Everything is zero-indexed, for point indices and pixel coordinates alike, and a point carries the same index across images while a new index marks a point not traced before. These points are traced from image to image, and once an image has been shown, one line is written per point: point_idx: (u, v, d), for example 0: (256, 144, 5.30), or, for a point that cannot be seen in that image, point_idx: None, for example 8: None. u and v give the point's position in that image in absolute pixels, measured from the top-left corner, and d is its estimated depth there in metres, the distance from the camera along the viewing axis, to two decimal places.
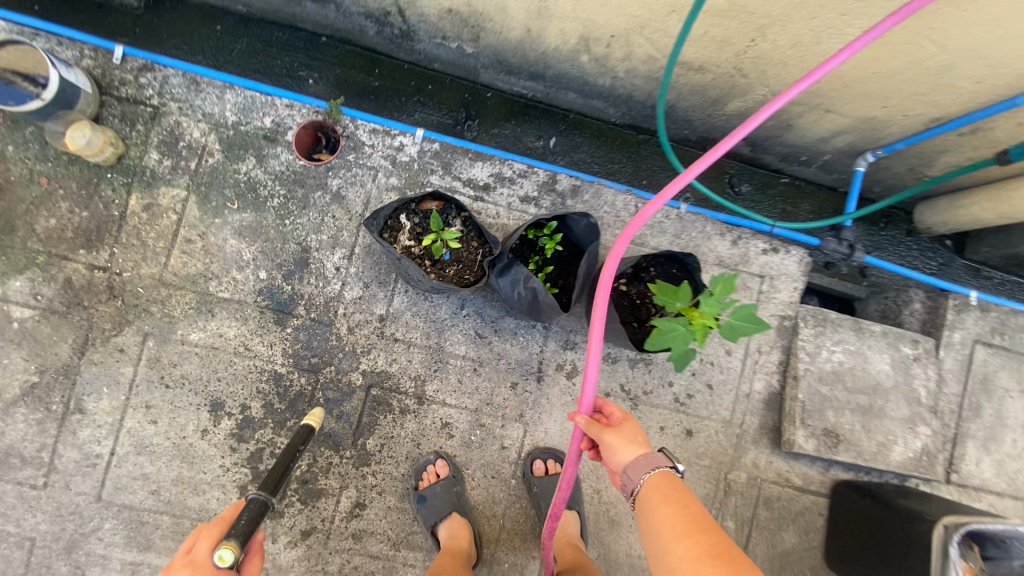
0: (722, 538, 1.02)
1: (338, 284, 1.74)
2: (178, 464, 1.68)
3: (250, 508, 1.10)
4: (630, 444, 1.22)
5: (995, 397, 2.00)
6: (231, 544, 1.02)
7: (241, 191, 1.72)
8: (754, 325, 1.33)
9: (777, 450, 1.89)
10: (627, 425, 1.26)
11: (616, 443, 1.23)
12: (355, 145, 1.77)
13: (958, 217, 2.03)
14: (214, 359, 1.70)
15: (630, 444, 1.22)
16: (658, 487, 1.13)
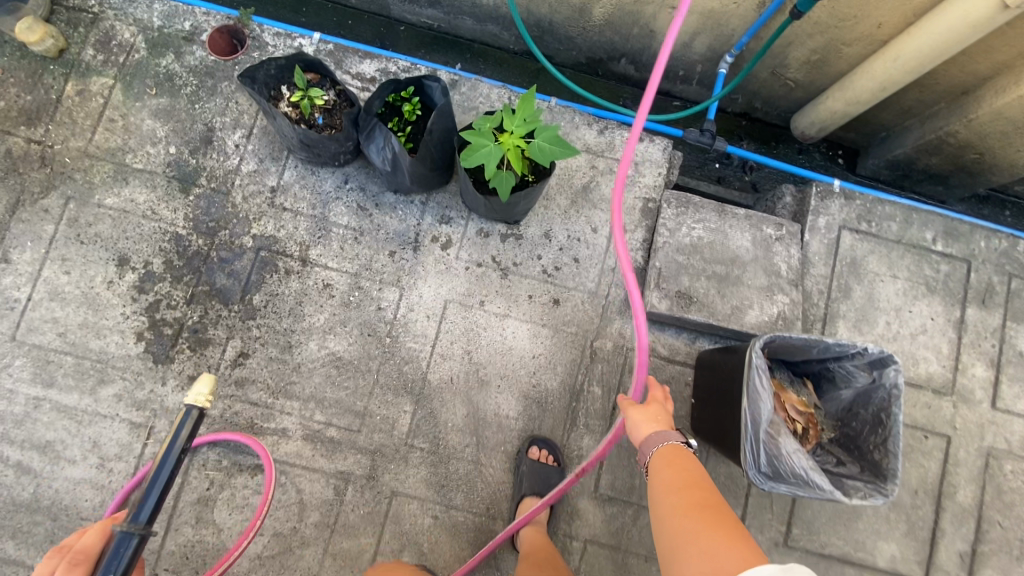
0: (715, 496, 1.20)
1: (238, 160, 1.98)
2: (85, 310, 1.89)
3: (121, 557, 1.01)
4: (651, 420, 1.44)
5: (865, 281, 2.07)
6: None
7: (160, 81, 2.01)
8: (560, 145, 1.52)
9: (642, 321, 1.99)
10: (653, 405, 1.48)
11: (639, 416, 1.47)
12: (260, 45, 2.06)
13: (821, 113, 2.16)
14: (124, 221, 1.93)
15: (653, 422, 1.44)
16: (663, 453, 1.35)
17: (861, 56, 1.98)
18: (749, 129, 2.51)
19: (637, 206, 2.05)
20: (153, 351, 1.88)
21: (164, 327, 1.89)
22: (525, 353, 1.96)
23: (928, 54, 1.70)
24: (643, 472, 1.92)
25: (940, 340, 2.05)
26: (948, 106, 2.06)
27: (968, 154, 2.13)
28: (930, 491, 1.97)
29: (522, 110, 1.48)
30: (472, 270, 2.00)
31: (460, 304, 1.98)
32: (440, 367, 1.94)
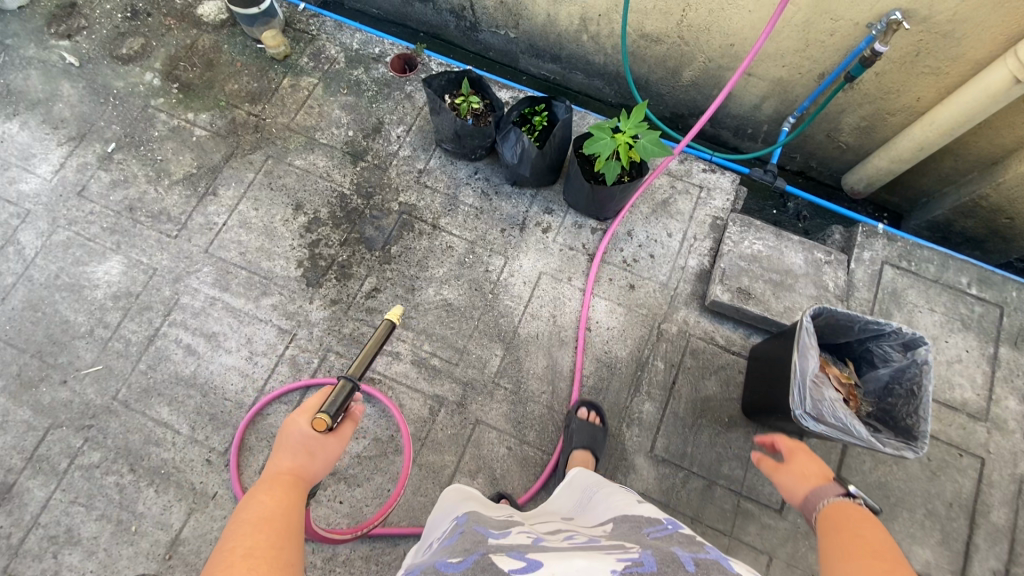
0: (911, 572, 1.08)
1: (397, 146, 2.57)
2: (262, 237, 2.41)
3: (339, 394, 1.37)
4: (802, 478, 1.47)
5: (904, 309, 2.37)
6: (324, 414, 1.33)
7: (351, 85, 2.68)
8: (659, 148, 2.00)
9: (704, 313, 2.34)
10: (810, 463, 1.49)
11: (791, 480, 1.50)
12: (426, 69, 2.72)
13: (868, 170, 2.59)
14: (305, 178, 2.51)
15: (805, 479, 1.46)
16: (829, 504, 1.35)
17: (903, 125, 2.43)
18: (804, 185, 2.95)
19: (707, 221, 2.48)
20: (307, 276, 2.36)
21: (320, 260, 2.39)
22: (601, 324, 2.33)
23: (957, 120, 2.14)
24: (695, 441, 2.17)
25: (974, 371, 2.29)
26: (980, 174, 2.45)
27: (1000, 218, 2.48)
28: (964, 505, 2.11)
29: (635, 116, 1.99)
30: (565, 252, 2.43)
31: (552, 277, 2.40)
32: (530, 324, 2.32)
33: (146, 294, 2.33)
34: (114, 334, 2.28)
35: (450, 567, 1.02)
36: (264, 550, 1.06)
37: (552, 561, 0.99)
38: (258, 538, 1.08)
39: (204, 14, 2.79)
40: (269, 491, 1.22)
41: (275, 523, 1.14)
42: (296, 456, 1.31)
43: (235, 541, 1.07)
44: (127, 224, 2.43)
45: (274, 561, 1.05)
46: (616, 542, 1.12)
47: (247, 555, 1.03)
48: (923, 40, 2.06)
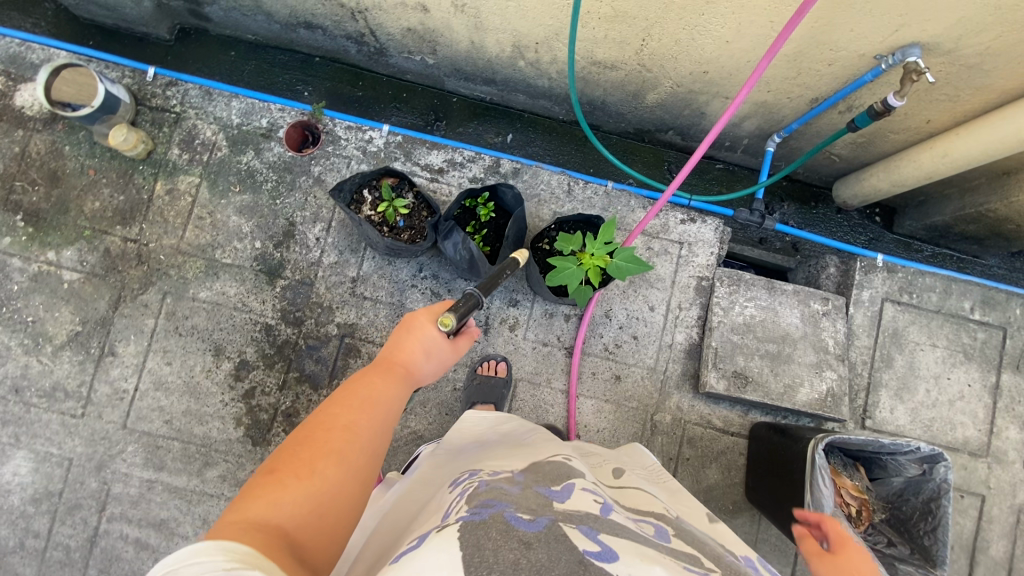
0: None
1: (319, 253, 2.12)
2: (186, 398, 2.05)
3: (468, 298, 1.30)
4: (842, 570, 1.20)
5: (906, 350, 2.20)
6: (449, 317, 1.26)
7: (244, 178, 2.15)
8: (636, 266, 1.61)
9: (698, 395, 2.14)
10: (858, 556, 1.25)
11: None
12: (333, 139, 2.18)
13: (865, 188, 2.27)
14: (217, 313, 2.09)
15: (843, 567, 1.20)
16: None
17: (906, 142, 2.08)
18: (789, 190, 2.63)
19: (691, 284, 2.18)
20: (251, 434, 2.05)
21: (260, 412, 2.05)
22: (591, 428, 2.11)
23: (974, 154, 1.78)
24: None
25: (975, 405, 2.20)
26: (989, 183, 2.16)
27: (1005, 226, 2.24)
28: (966, 546, 2.13)
29: (604, 236, 1.61)
30: (539, 349, 2.14)
31: (530, 382, 2.13)
32: None
33: (70, 490, 2.01)
34: (48, 542, 1.99)
35: (523, 524, 0.88)
36: (362, 429, 1.09)
37: (632, 554, 0.83)
38: (359, 418, 1.10)
39: (25, 106, 2.15)
40: (377, 377, 1.21)
41: (377, 407, 1.14)
42: (412, 349, 1.28)
43: (342, 410, 1.11)
44: (20, 411, 2.04)
45: (365, 444, 1.07)
46: (691, 554, 0.93)
47: (344, 429, 1.07)
48: (941, 69, 1.66)
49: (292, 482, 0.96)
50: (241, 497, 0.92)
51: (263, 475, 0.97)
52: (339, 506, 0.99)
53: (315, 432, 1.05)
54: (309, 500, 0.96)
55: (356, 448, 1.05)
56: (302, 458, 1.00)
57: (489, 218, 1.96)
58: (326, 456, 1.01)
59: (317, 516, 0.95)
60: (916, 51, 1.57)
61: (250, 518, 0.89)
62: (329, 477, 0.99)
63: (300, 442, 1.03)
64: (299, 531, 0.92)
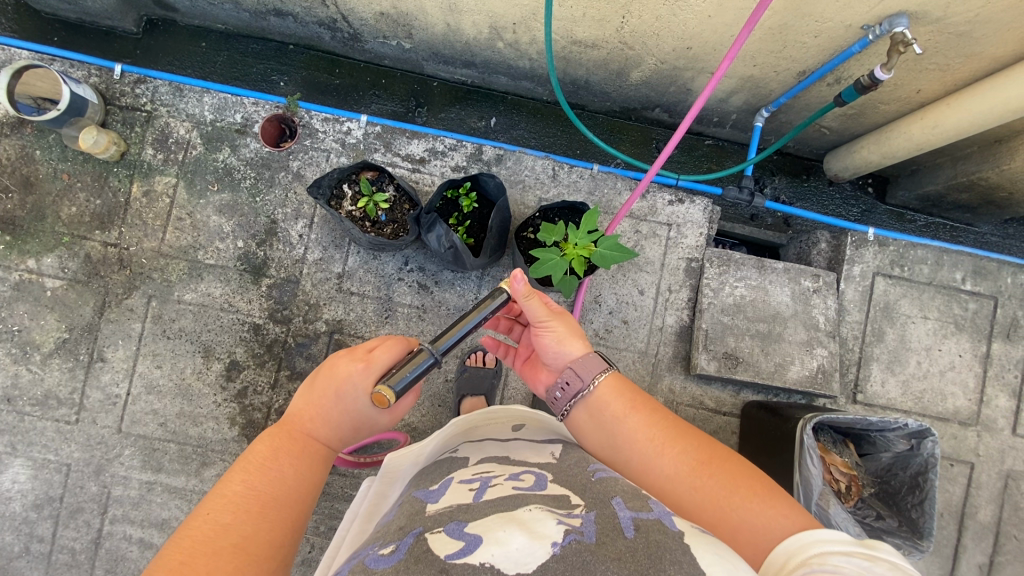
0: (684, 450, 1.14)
1: (302, 249, 2.10)
2: (179, 400, 2.06)
3: (414, 369, 1.14)
4: (568, 342, 1.29)
5: (897, 323, 2.20)
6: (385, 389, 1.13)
7: (222, 176, 2.11)
8: (620, 254, 1.58)
9: (690, 376, 2.13)
10: (557, 318, 1.31)
11: (547, 344, 1.31)
12: (310, 132, 2.13)
13: (855, 161, 2.23)
14: (204, 315, 2.07)
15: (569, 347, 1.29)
16: (604, 389, 1.22)
17: (897, 112, 2.03)
18: (779, 163, 2.58)
19: (680, 266, 2.16)
20: (246, 432, 2.06)
21: (254, 412, 2.06)
22: None
23: (965, 125, 1.74)
24: None
25: (966, 374, 2.21)
26: (981, 151, 2.12)
27: (998, 193, 2.21)
28: (955, 513, 2.16)
29: (586, 225, 1.58)
30: None
31: None
32: None
33: (70, 495, 2.03)
34: (54, 546, 2.03)
35: (380, 563, 0.79)
36: (257, 539, 0.96)
37: (494, 530, 0.78)
38: (254, 525, 0.97)
39: None
40: (282, 467, 1.09)
41: (275, 508, 1.02)
42: (327, 419, 1.19)
43: (230, 521, 0.96)
44: (15, 420, 2.04)
45: (261, 556, 0.94)
46: (558, 497, 0.91)
47: (236, 542, 0.93)
48: (931, 38, 1.61)
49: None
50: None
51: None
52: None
53: (198, 546, 0.90)
54: None
55: (250, 561, 0.92)
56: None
57: (471, 208, 1.93)
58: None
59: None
60: (904, 20, 1.50)
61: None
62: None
63: (181, 560, 0.87)
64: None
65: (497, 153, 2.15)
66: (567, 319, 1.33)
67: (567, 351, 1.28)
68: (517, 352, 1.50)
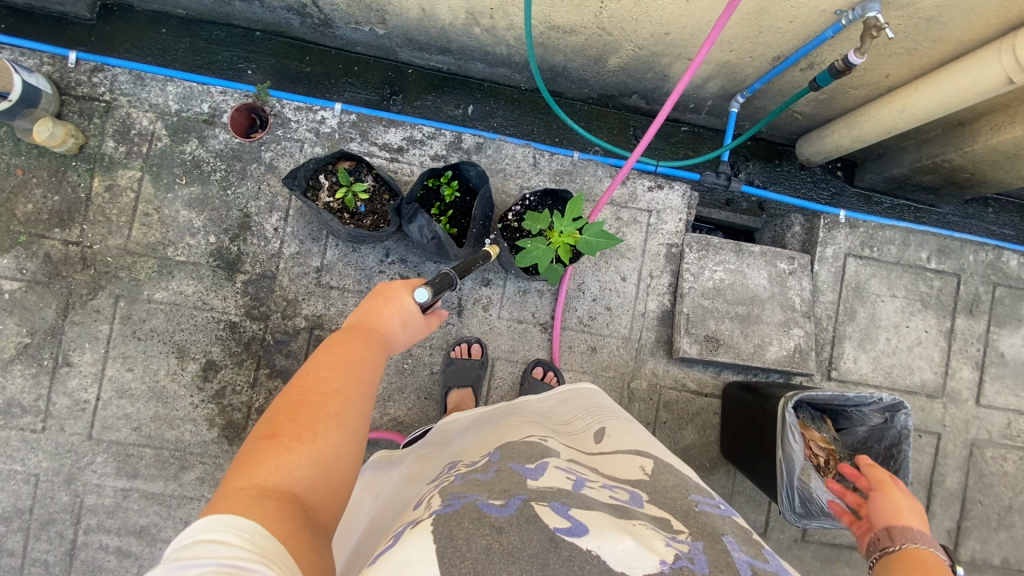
0: None
1: (278, 243, 2.03)
2: (153, 404, 1.98)
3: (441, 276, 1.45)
4: (897, 509, 1.37)
5: (868, 302, 2.27)
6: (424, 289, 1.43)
7: (189, 169, 2.02)
8: (605, 241, 1.58)
9: (672, 360, 2.16)
10: (889, 490, 1.43)
11: (878, 513, 1.38)
12: (282, 122, 2.06)
13: (827, 145, 2.28)
14: (176, 314, 2.00)
15: (902, 512, 1.36)
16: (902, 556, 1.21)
17: (866, 97, 2.08)
18: (753, 148, 2.63)
19: (661, 252, 2.18)
20: (226, 433, 2.01)
21: (234, 412, 2.01)
22: None
23: (934, 106, 1.80)
24: None
25: (932, 349, 2.31)
26: (944, 134, 2.20)
27: (959, 175, 2.30)
28: (923, 481, 2.27)
29: (571, 213, 1.58)
30: (515, 327, 2.13)
31: (507, 360, 2.12)
32: None
33: (40, 506, 1.95)
34: (25, 559, 1.94)
35: (494, 510, 0.91)
36: (350, 393, 1.19)
37: (601, 526, 0.87)
38: (347, 380, 1.21)
39: None
40: (358, 345, 1.30)
41: (358, 371, 1.24)
42: (388, 316, 1.40)
43: (326, 378, 1.20)
44: None
45: (353, 406, 1.18)
46: (661, 519, 0.96)
47: (335, 393, 1.17)
48: (900, 23, 1.66)
49: (292, 445, 1.05)
50: (246, 463, 1.00)
51: (263, 440, 1.05)
52: (341, 465, 1.10)
53: (307, 396, 1.15)
54: (312, 460, 1.06)
55: (347, 409, 1.16)
56: (300, 422, 1.09)
57: (453, 198, 1.90)
58: (322, 419, 1.11)
59: (321, 479, 1.06)
60: (876, 5, 1.52)
61: (260, 484, 0.98)
62: (330, 438, 1.09)
63: (296, 409, 1.11)
64: (309, 493, 1.02)
65: (477, 141, 2.13)
66: (908, 495, 1.42)
67: (897, 518, 1.35)
68: (844, 514, 1.51)
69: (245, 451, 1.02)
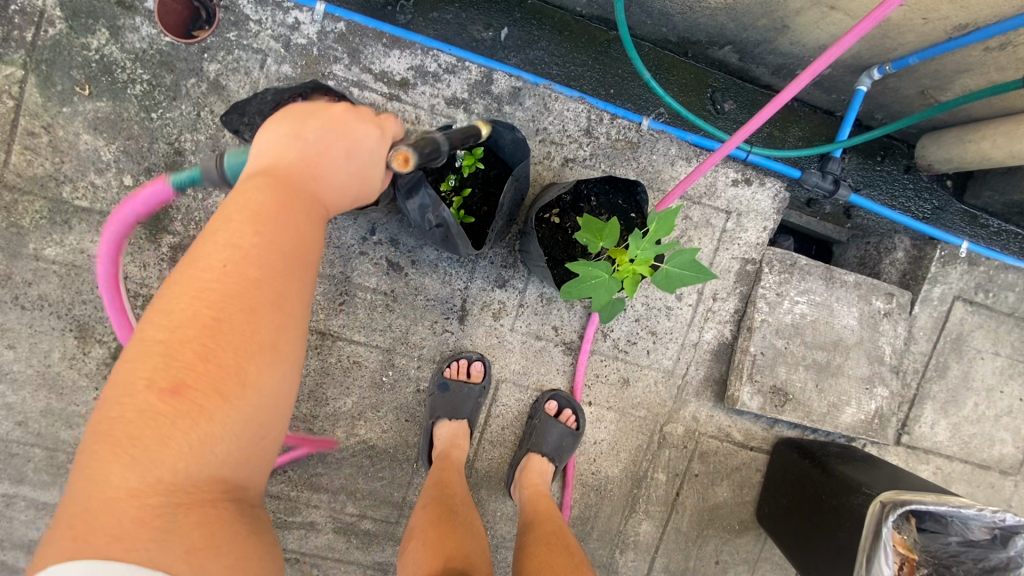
0: None
1: (221, 197, 1.46)
2: (44, 395, 1.49)
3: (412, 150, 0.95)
4: None
5: (965, 358, 1.84)
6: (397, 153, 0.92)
7: (92, 74, 1.39)
8: (694, 277, 1.07)
9: (719, 405, 1.75)
10: None
11: None
12: (236, 20, 1.42)
13: (967, 154, 1.73)
14: (76, 279, 1.46)
15: None
16: None
17: None
18: None
19: (733, 267, 1.69)
20: None
21: None
22: (586, 440, 1.72)
23: None
24: (698, 556, 1.80)
25: (1022, 421, 1.89)
26: None
27: None
28: None
29: (652, 235, 1.06)
30: (531, 344, 1.66)
31: (515, 384, 1.67)
32: (490, 453, 1.68)
33: None
34: None
35: None
36: (291, 302, 0.80)
37: None
38: (286, 283, 0.79)
39: None
40: (295, 218, 0.83)
41: (299, 276, 0.82)
42: (331, 156, 0.90)
43: (231, 269, 0.76)
44: None
45: (290, 310, 0.80)
46: None
47: (267, 307, 0.77)
48: None
49: (210, 408, 0.71)
50: (133, 441, 0.68)
51: (155, 393, 0.69)
52: (281, 406, 0.81)
53: (223, 312, 0.74)
54: (232, 429, 0.74)
55: (289, 333, 0.79)
56: (218, 362, 0.72)
57: (473, 171, 1.35)
58: (247, 352, 0.74)
59: (255, 444, 0.78)
60: None
61: (159, 481, 0.69)
62: (252, 380, 0.75)
63: (210, 333, 0.72)
64: (239, 466, 0.77)
65: (514, 87, 1.53)
66: None
67: None
68: None
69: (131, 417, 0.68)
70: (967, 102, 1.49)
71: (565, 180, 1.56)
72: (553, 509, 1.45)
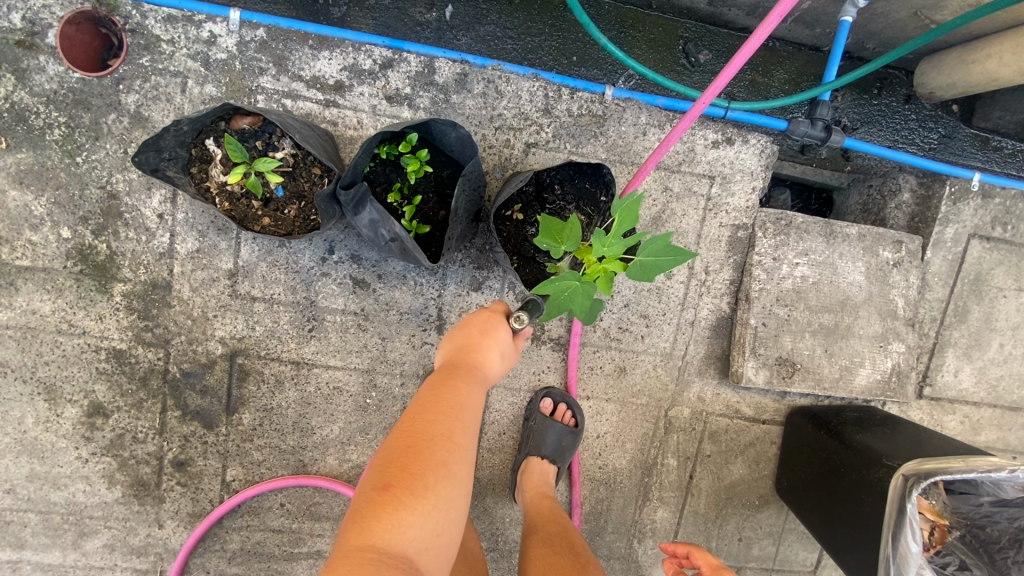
0: None
1: (166, 236, 1.38)
2: (26, 460, 1.45)
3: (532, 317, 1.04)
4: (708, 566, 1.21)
5: (986, 299, 1.70)
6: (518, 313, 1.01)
7: (7, 125, 1.31)
8: (671, 264, 0.94)
9: (725, 381, 1.66)
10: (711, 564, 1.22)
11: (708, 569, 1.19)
12: (147, 43, 1.31)
13: (973, 77, 1.56)
14: (34, 341, 1.40)
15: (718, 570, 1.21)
16: None
17: None
18: None
19: (724, 236, 1.57)
20: (133, 494, 1.49)
21: (139, 466, 1.48)
22: (588, 435, 1.64)
23: None
24: (719, 535, 1.72)
25: None
26: None
27: None
28: None
29: (615, 228, 0.95)
30: None
31: (506, 388, 1.59)
32: (490, 460, 1.62)
33: None
34: None
35: None
36: (466, 443, 0.87)
37: None
38: (456, 424, 0.87)
39: None
40: (460, 388, 0.92)
41: (464, 420, 0.88)
42: (483, 351, 0.98)
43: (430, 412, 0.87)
44: None
45: (467, 449, 0.87)
46: None
47: (444, 439, 0.84)
48: None
49: (407, 501, 0.77)
50: (356, 519, 0.75)
51: (375, 490, 0.78)
52: (451, 525, 0.81)
53: (418, 441, 0.83)
54: (429, 519, 0.78)
55: (461, 459, 0.84)
56: (413, 470, 0.79)
57: (420, 176, 1.24)
58: (435, 466, 0.81)
59: (435, 537, 0.78)
60: None
61: (376, 544, 0.73)
62: (439, 492, 0.79)
63: (410, 451, 0.81)
64: (423, 560, 0.76)
65: (459, 72, 1.40)
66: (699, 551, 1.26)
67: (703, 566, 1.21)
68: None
69: (355, 504, 0.76)
70: (965, 23, 1.31)
71: (528, 167, 1.44)
72: (557, 509, 1.39)
